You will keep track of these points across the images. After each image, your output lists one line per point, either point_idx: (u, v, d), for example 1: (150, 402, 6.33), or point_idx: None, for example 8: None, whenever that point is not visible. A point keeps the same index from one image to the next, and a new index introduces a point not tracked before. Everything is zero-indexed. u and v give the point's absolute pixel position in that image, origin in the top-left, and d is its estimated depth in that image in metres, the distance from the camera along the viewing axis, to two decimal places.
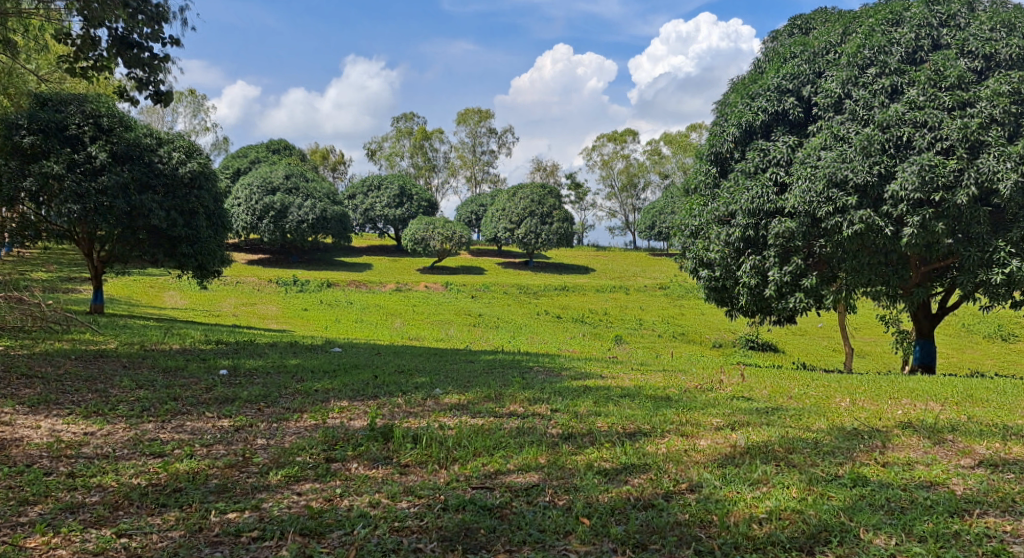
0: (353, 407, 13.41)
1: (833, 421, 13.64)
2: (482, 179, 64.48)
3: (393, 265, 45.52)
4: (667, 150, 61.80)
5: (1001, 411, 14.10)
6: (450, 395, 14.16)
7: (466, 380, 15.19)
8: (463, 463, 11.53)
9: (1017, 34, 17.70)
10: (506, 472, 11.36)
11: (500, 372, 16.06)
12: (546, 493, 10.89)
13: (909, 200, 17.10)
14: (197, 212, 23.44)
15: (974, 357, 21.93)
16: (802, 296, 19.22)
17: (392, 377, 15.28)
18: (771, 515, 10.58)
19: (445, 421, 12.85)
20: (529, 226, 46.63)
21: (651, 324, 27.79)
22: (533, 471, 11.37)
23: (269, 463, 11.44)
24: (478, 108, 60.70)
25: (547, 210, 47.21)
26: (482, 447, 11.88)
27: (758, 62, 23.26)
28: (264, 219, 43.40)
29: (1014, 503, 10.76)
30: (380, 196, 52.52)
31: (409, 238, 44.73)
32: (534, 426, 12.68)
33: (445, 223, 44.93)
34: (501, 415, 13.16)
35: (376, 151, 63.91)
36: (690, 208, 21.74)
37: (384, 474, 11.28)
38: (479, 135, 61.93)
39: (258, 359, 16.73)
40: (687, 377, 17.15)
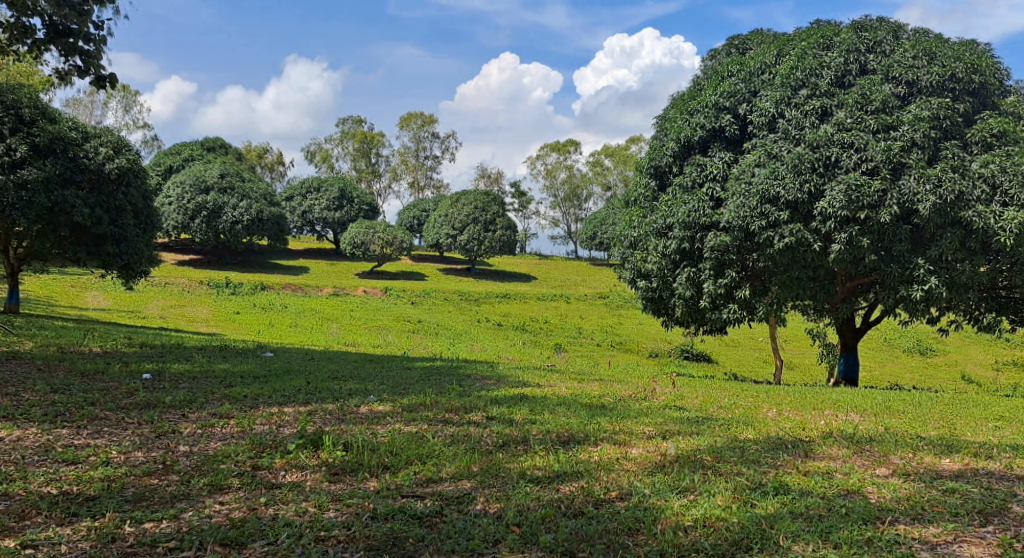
0: (283, 413, 13.51)
1: (760, 431, 14.17)
2: (424, 185, 64.51)
3: (331, 269, 45.36)
4: (609, 161, 62.61)
5: (917, 423, 14.78)
6: (383, 402, 14.34)
7: (401, 387, 15.38)
8: (394, 471, 11.73)
9: (939, 63, 18.55)
10: (438, 480, 11.60)
11: (436, 379, 16.28)
12: (477, 502, 11.16)
13: (836, 217, 17.79)
14: (124, 210, 23.41)
15: (895, 370, 22.79)
16: (735, 307, 19.84)
17: (326, 383, 15.39)
18: (696, 523, 11.00)
19: (379, 428, 13.04)
20: (471, 233, 46.82)
21: (590, 333, 28.25)
22: (465, 479, 11.63)
23: (190, 471, 11.50)
24: (421, 113, 60.79)
25: (489, 217, 47.51)
26: (415, 455, 12.09)
27: (697, 79, 23.89)
28: (196, 218, 42.83)
29: (923, 511, 11.32)
30: (319, 198, 52.23)
31: (348, 242, 44.51)
32: (468, 434, 12.93)
33: (386, 227, 44.91)
34: (436, 422, 13.40)
35: (316, 153, 63.54)
36: (630, 219, 22.20)
37: (312, 482, 11.44)
38: (422, 140, 62.03)
39: (184, 363, 16.65)
40: (621, 386, 17.56)
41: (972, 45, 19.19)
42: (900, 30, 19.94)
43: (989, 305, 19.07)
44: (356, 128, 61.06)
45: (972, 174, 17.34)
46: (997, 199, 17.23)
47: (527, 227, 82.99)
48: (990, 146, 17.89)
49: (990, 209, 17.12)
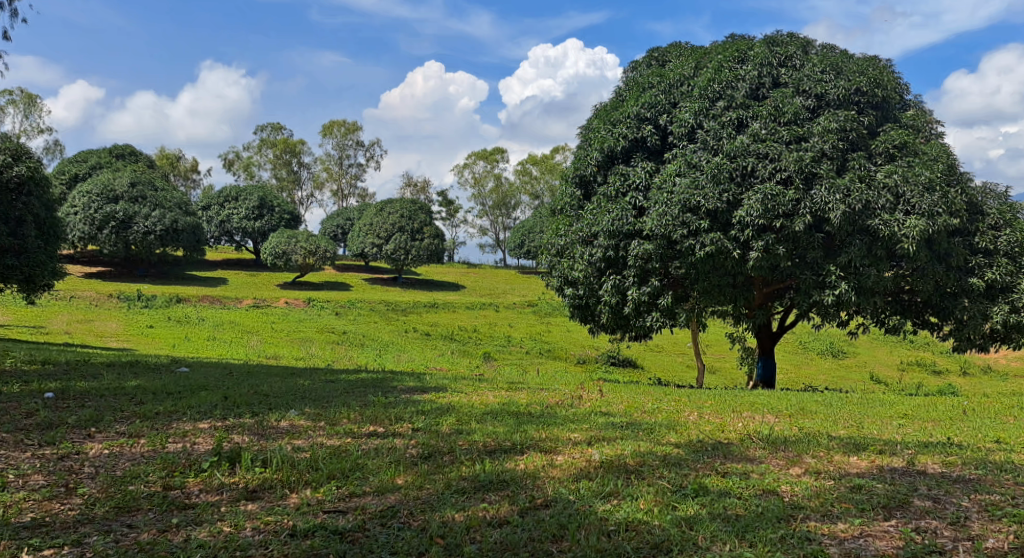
0: (198, 431, 13.49)
1: (681, 434, 14.68)
2: (348, 193, 64.19)
3: (252, 279, 44.86)
4: (536, 170, 63.27)
5: (828, 423, 15.46)
6: (305, 416, 14.42)
7: (324, 401, 15.47)
8: (315, 487, 11.89)
9: (845, 77, 19.46)
10: (360, 494, 11.79)
11: (361, 392, 16.39)
12: (401, 515, 11.38)
13: (754, 225, 18.42)
14: (25, 221, 22.95)
15: (811, 372, 23.69)
16: (658, 314, 20.34)
17: (244, 398, 15.37)
18: (619, 527, 11.40)
19: (299, 443, 13.17)
20: (398, 242, 46.78)
21: (519, 341, 28.65)
22: (389, 492, 11.84)
23: (96, 494, 11.49)
24: (344, 121, 60.59)
25: (416, 225, 47.62)
26: (337, 470, 12.25)
27: (618, 90, 24.48)
28: (104, 229, 41.84)
29: (832, 508, 11.85)
30: (238, 207, 51.42)
31: (269, 251, 43.94)
32: (393, 446, 13.13)
33: (309, 236, 44.59)
34: (360, 435, 13.57)
35: (233, 162, 62.77)
36: (557, 228, 22.55)
37: (228, 501, 11.53)
38: (346, 147, 61.74)
39: (91, 381, 16.42)
40: (549, 393, 17.93)
41: (875, 61, 20.19)
42: (809, 46, 20.84)
43: (894, 309, 20.01)
44: (276, 135, 60.58)
45: (877, 184, 18.18)
46: (900, 208, 18.12)
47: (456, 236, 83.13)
48: (893, 157, 18.82)
49: (894, 217, 17.97)
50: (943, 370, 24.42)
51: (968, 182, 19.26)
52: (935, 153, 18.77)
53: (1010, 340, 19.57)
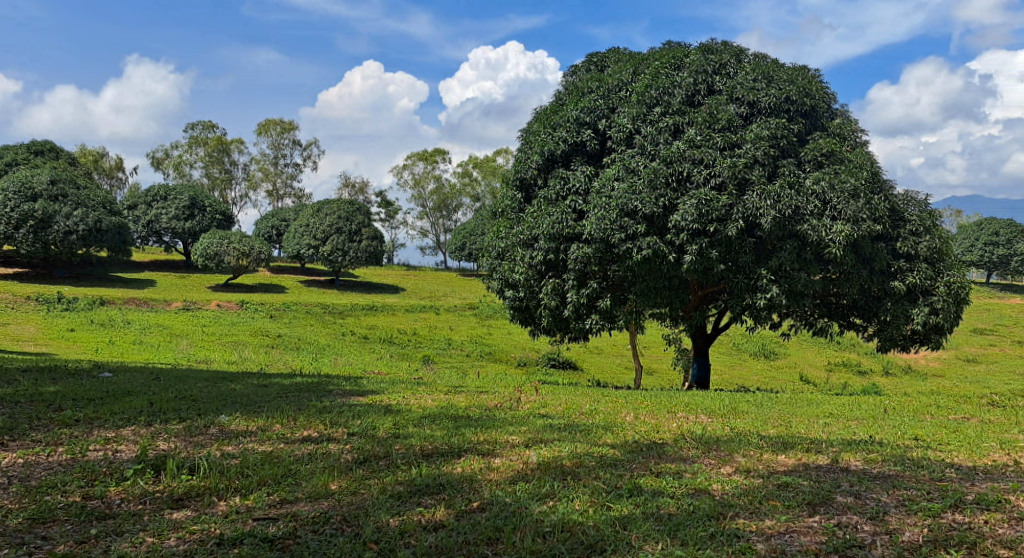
0: (121, 437, 13.33)
1: (617, 435, 14.98)
2: (284, 193, 63.44)
3: (181, 281, 44.09)
4: (477, 172, 63.46)
5: (758, 422, 15.89)
6: (235, 421, 14.34)
7: (255, 406, 15.38)
8: (245, 494, 11.90)
9: (776, 86, 20.01)
10: (292, 500, 11.84)
11: (295, 396, 16.34)
12: (333, 521, 11.47)
13: (688, 229, 18.75)
14: None
15: (743, 372, 24.28)
16: (597, 317, 20.58)
17: (172, 403, 15.17)
18: (555, 528, 11.62)
19: (229, 449, 13.13)
20: (336, 244, 46.40)
21: (459, 344, 28.75)
22: (323, 498, 11.90)
23: (9, 505, 11.38)
24: (280, 120, 59.95)
25: (355, 227, 47.37)
26: (269, 476, 12.27)
27: (557, 94, 24.73)
28: (22, 227, 39.83)
29: (760, 505, 12.21)
30: (168, 206, 49.22)
31: (199, 253, 42.94)
32: (328, 452, 13.17)
33: (241, 237, 43.74)
34: (293, 441, 13.58)
35: (163, 160, 61.67)
36: (497, 230, 22.57)
37: (152, 510, 11.51)
38: (282, 146, 61.09)
39: (8, 387, 16.03)
40: (486, 396, 18.05)
41: (804, 70, 20.78)
42: (742, 54, 21.37)
43: (822, 311, 20.66)
44: (207, 134, 59.70)
45: (806, 191, 18.73)
46: (827, 214, 18.73)
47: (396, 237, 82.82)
48: (821, 164, 19.40)
49: (822, 223, 18.58)
50: (869, 370, 25.24)
51: (891, 189, 19.98)
52: (861, 160, 19.42)
53: (931, 341, 20.38)
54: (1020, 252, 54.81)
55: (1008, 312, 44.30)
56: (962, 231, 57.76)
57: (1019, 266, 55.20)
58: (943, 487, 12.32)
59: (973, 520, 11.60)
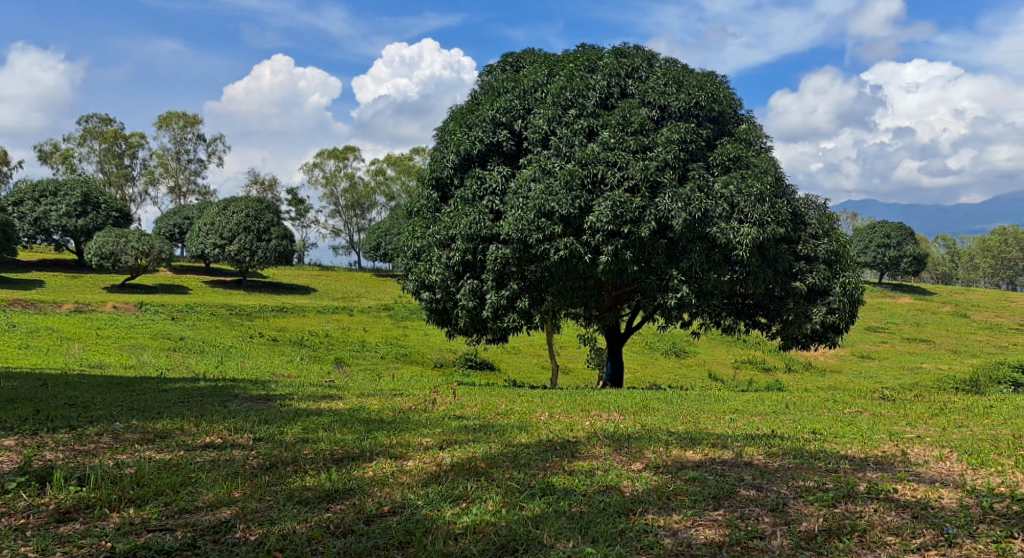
0: (5, 448, 12.90)
1: (532, 434, 15.16)
2: (187, 190, 61.86)
3: (76, 282, 42.64)
4: (391, 171, 63.20)
5: (669, 419, 16.28)
6: (131, 428, 14.06)
7: (154, 412, 15.09)
8: (139, 505, 11.70)
9: (685, 91, 20.51)
10: (192, 510, 11.68)
11: (197, 402, 16.07)
12: (235, 530, 11.36)
13: (603, 231, 18.97)
14: None
15: (655, 370, 24.80)
16: (515, 317, 20.53)
17: (62, 411, 14.73)
18: (467, 530, 11.71)
19: (123, 458, 12.88)
20: (243, 243, 44.58)
21: (373, 345, 28.63)
22: (224, 507, 11.78)
23: None
24: (182, 113, 58.57)
25: (263, 226, 45.80)
26: (166, 485, 12.08)
27: (473, 93, 24.80)
28: None
29: (669, 500, 12.49)
30: (57, 203, 47.04)
31: (94, 251, 41.26)
32: (231, 458, 13.02)
33: (140, 235, 41.81)
34: (194, 448, 13.37)
35: (52, 154, 59.67)
36: (413, 230, 22.20)
37: (38, 524, 11.25)
38: (184, 142, 59.70)
39: None
40: (401, 398, 17.98)
41: (712, 76, 21.35)
42: (654, 59, 21.85)
43: (730, 311, 21.25)
44: (102, 127, 58.03)
45: (714, 194, 19.24)
46: (734, 217, 19.29)
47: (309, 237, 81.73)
48: (727, 169, 19.94)
49: (729, 225, 19.12)
50: (772, 367, 26.08)
51: (793, 194, 20.72)
52: (765, 165, 20.09)
53: (829, 339, 21.19)
54: (910, 253, 57.33)
55: (899, 311, 46.11)
56: (858, 232, 59.75)
57: (908, 268, 57.55)
58: (837, 479, 12.81)
59: (864, 509, 12.09)
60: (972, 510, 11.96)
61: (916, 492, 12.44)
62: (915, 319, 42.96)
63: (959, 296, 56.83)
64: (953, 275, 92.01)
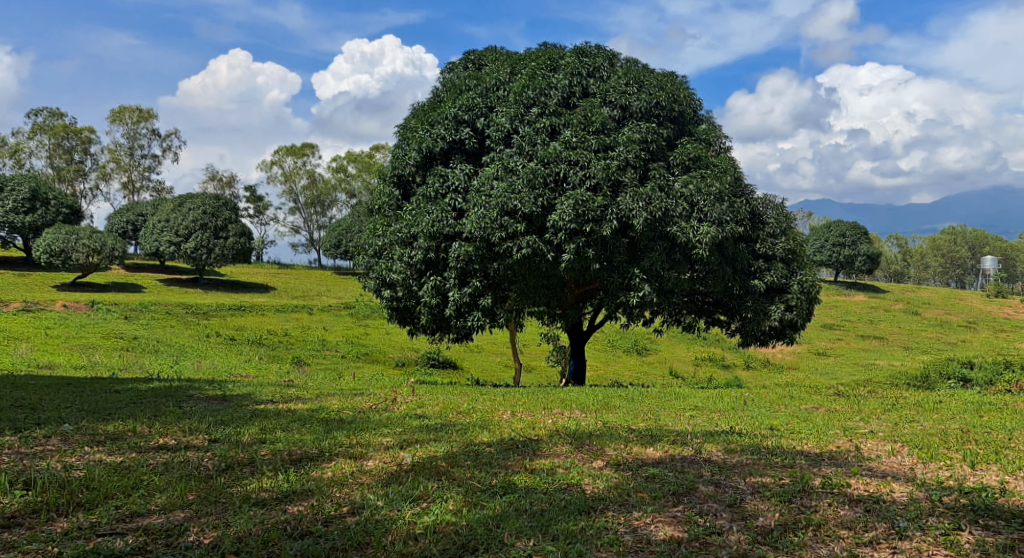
0: None
1: (494, 433, 15.13)
2: (141, 185, 60.90)
3: (25, 280, 41.84)
4: (352, 168, 62.85)
5: (630, 416, 16.35)
6: (81, 430, 13.83)
7: (105, 414, 14.85)
8: (89, 509, 11.52)
9: (646, 91, 20.60)
10: (144, 513, 11.54)
11: (151, 403, 15.84)
12: (189, 533, 11.23)
13: (566, 229, 18.98)
14: None
15: (617, 368, 24.89)
16: (479, 316, 20.47)
17: (9, 413, 14.45)
18: (426, 530, 11.65)
19: (72, 460, 12.68)
20: (199, 241, 43.68)
21: (334, 344, 28.43)
22: (177, 509, 11.64)
23: None
24: (135, 107, 57.70)
25: (220, 223, 44.84)
26: (117, 488, 11.91)
27: (436, 91, 24.71)
28: None
29: (629, 497, 12.54)
30: (4, 198, 45.79)
31: (43, 249, 40.54)
32: (186, 460, 12.86)
33: (91, 232, 41.06)
34: (147, 450, 13.19)
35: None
36: (374, 228, 22.01)
37: None
38: (137, 137, 58.92)
39: None
40: (361, 397, 17.89)
41: (673, 76, 21.48)
42: (615, 58, 21.91)
43: (690, 309, 21.39)
44: (52, 120, 57.05)
45: (675, 193, 19.35)
46: (694, 216, 19.42)
47: (269, 235, 80.98)
48: (688, 168, 20.07)
49: (689, 225, 19.26)
50: (732, 364, 26.31)
51: (751, 193, 20.92)
52: (724, 165, 20.26)
53: (787, 337, 21.45)
54: (864, 252, 58.14)
55: (853, 308, 46.76)
56: (815, 231, 60.38)
57: (863, 266, 58.33)
58: (793, 474, 12.95)
59: (819, 503, 12.22)
60: (922, 503, 12.13)
61: (869, 486, 12.61)
62: (869, 317, 43.55)
63: (911, 294, 57.75)
64: (906, 274, 93.48)
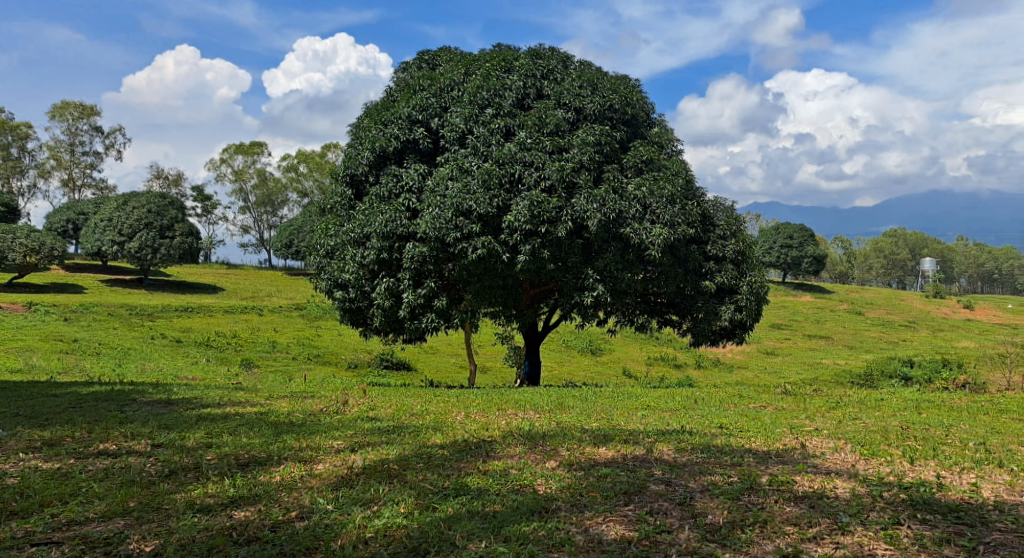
0: None
1: (447, 435, 15.06)
2: (82, 183, 59.73)
3: None
4: (303, 168, 62.28)
5: (583, 416, 16.38)
6: (18, 436, 13.51)
7: (43, 419, 14.51)
8: (24, 518, 11.26)
9: (600, 93, 20.66)
10: (82, 520, 11.31)
11: (91, 407, 15.52)
12: (130, 541, 11.03)
13: (521, 230, 18.94)
14: None
15: (572, 368, 24.94)
16: (433, 317, 20.33)
17: None
18: (377, 533, 11.55)
19: (7, 468, 12.37)
20: (144, 240, 42.83)
21: (284, 346, 28.13)
22: (118, 517, 11.41)
23: None
24: (75, 103, 56.64)
25: (166, 222, 44.05)
26: (54, 496, 11.67)
27: (389, 91, 24.56)
28: None
29: (581, 497, 12.55)
30: None
31: None
32: (127, 465, 12.61)
33: (29, 231, 40.17)
34: (87, 456, 12.92)
35: None
36: (326, 228, 21.75)
37: None
38: (78, 133, 57.74)
39: None
40: (312, 400, 17.70)
41: (626, 79, 21.59)
42: (569, 60, 21.95)
43: (643, 309, 21.51)
44: None
45: (628, 196, 19.43)
46: (647, 217, 19.53)
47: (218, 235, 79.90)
48: (640, 171, 20.19)
49: (643, 226, 19.35)
50: (684, 363, 26.51)
51: (702, 196, 21.11)
52: (676, 168, 20.41)
53: (737, 336, 21.67)
54: (810, 253, 58.91)
55: (800, 308, 47.42)
56: (763, 233, 61.14)
57: (809, 267, 59.21)
58: (741, 472, 13.05)
59: (766, 500, 12.33)
60: (864, 498, 12.30)
61: (814, 482, 12.76)
62: (815, 317, 44.14)
63: (855, 294, 58.68)
64: (850, 274, 95.07)
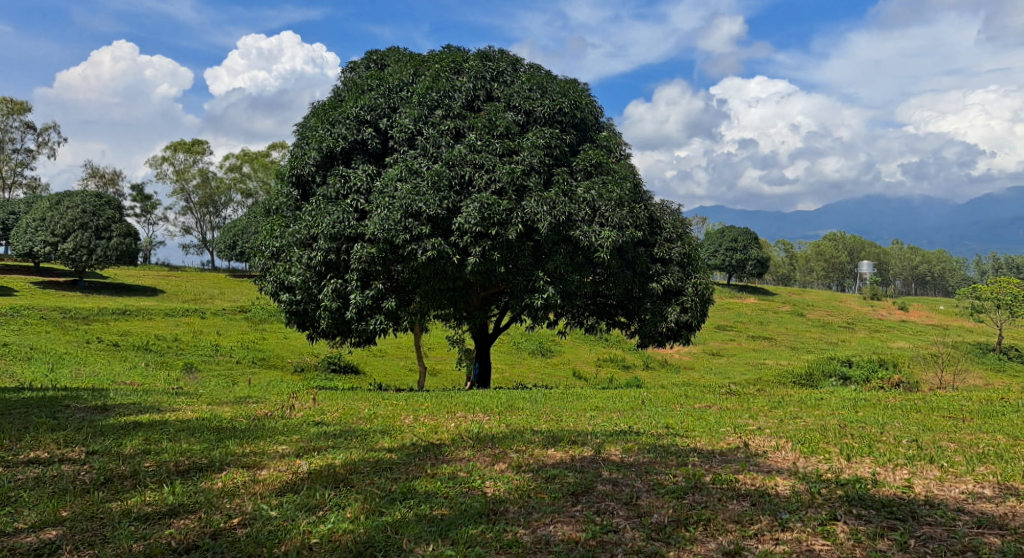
0: None
1: (395, 438, 14.90)
2: (12, 181, 58.17)
3: None
4: (248, 168, 61.53)
5: (532, 418, 16.32)
6: None
7: None
8: None
9: (550, 97, 20.63)
10: (11, 532, 10.97)
11: (22, 414, 15.05)
12: (62, 552, 10.72)
13: (471, 232, 18.80)
14: None
15: (522, 370, 24.87)
16: (381, 319, 20.07)
17: None
18: (321, 539, 11.35)
19: None
20: (79, 240, 41.82)
21: (227, 350, 27.64)
22: (50, 527, 11.09)
23: None
24: (6, 98, 55.11)
25: (102, 223, 42.99)
26: None
27: (336, 90, 24.26)
28: None
29: (529, 498, 12.47)
30: None
31: None
32: (59, 474, 12.24)
33: None
34: (17, 464, 12.52)
35: None
36: (271, 229, 21.36)
37: None
38: (8, 130, 56.19)
39: None
40: (256, 404, 17.38)
41: (575, 83, 21.59)
42: (518, 63, 21.89)
43: (593, 311, 21.51)
44: None
45: (577, 198, 19.44)
46: (596, 220, 19.54)
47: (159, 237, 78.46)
48: (590, 174, 20.20)
49: (592, 229, 19.36)
50: (632, 365, 26.62)
51: (649, 199, 21.21)
52: (625, 171, 20.47)
53: (683, 337, 21.78)
54: (754, 256, 59.73)
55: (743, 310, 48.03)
56: (708, 235, 61.82)
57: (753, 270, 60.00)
58: (686, 471, 13.09)
59: (710, 499, 12.38)
60: (804, 495, 12.41)
61: (756, 480, 12.84)
62: (758, 318, 44.74)
63: (797, 296, 59.64)
64: (792, 277, 96.58)
